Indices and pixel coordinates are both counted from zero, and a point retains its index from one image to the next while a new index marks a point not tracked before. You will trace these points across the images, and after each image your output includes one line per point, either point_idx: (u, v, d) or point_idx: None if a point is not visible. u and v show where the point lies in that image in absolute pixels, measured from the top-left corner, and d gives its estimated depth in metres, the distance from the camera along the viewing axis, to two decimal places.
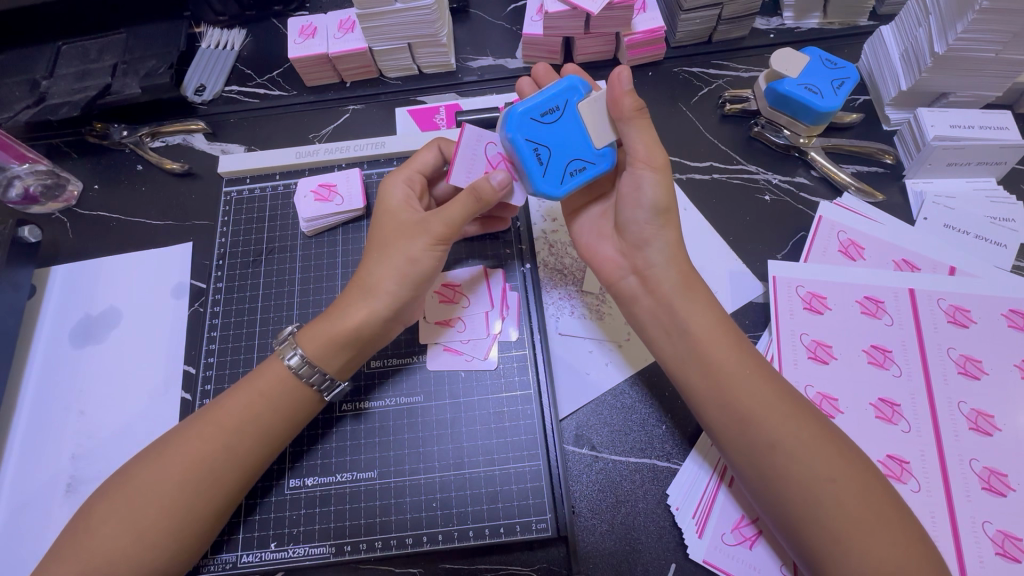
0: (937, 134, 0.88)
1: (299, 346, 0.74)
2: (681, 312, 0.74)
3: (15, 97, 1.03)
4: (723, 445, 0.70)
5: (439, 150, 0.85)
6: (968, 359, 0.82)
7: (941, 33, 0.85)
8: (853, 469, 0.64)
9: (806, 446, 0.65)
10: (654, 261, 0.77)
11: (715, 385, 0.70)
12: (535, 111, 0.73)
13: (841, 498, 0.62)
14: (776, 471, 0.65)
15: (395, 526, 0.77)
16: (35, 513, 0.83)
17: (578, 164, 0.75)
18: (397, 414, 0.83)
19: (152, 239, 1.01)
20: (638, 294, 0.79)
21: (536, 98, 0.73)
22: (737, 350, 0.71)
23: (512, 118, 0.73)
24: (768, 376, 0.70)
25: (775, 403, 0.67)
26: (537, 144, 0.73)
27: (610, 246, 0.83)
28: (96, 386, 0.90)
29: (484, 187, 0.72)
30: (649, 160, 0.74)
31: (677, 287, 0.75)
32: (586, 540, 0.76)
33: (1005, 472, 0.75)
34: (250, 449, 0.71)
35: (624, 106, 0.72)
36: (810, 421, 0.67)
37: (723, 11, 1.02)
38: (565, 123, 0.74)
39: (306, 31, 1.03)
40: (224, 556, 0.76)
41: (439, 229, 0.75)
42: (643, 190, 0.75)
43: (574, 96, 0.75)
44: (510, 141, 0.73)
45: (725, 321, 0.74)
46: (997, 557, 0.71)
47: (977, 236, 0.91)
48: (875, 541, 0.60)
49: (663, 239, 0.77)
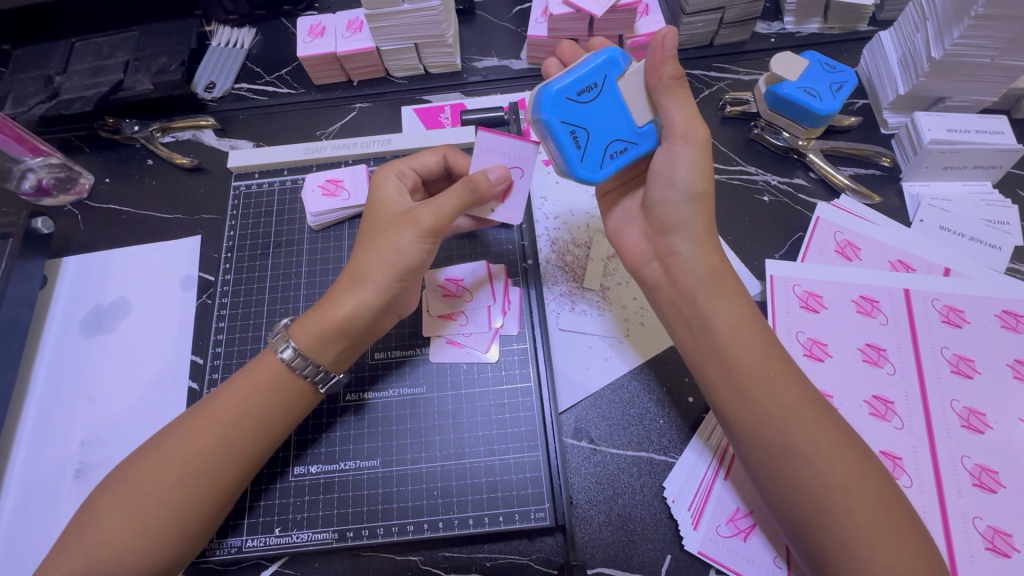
0: (933, 137, 0.90)
1: (291, 338, 0.76)
2: (706, 308, 0.74)
3: (29, 91, 1.05)
4: (739, 444, 0.70)
5: (444, 156, 0.85)
6: (961, 358, 0.83)
7: (938, 39, 0.87)
8: (866, 479, 0.64)
9: (822, 453, 0.65)
10: (677, 252, 0.77)
11: (734, 386, 0.70)
12: (571, 91, 0.69)
13: (851, 506, 0.63)
14: (789, 474, 0.66)
15: (397, 514, 0.79)
16: (46, 497, 0.85)
17: (620, 145, 0.73)
18: (399, 405, 0.85)
19: (161, 232, 1.03)
20: (660, 283, 0.80)
21: (570, 76, 0.69)
22: (761, 351, 0.71)
23: (546, 100, 0.69)
24: (791, 379, 0.70)
25: (795, 407, 0.68)
26: (573, 127, 0.70)
27: (634, 233, 0.83)
28: (106, 375, 0.92)
29: (481, 180, 0.72)
30: (686, 135, 0.72)
31: (704, 280, 0.75)
32: (584, 530, 0.78)
33: (995, 469, 0.76)
34: (248, 441, 0.73)
35: (663, 74, 0.69)
36: (829, 427, 0.67)
37: (725, 16, 1.04)
38: (602, 101, 0.71)
39: (315, 30, 1.06)
40: (230, 540, 0.78)
41: (426, 220, 0.74)
42: (677, 169, 0.73)
43: (612, 71, 0.71)
44: (546, 124, 0.70)
45: (753, 320, 0.73)
46: (986, 552, 0.72)
47: (972, 238, 0.92)
48: (883, 551, 0.61)
49: (688, 231, 0.76)
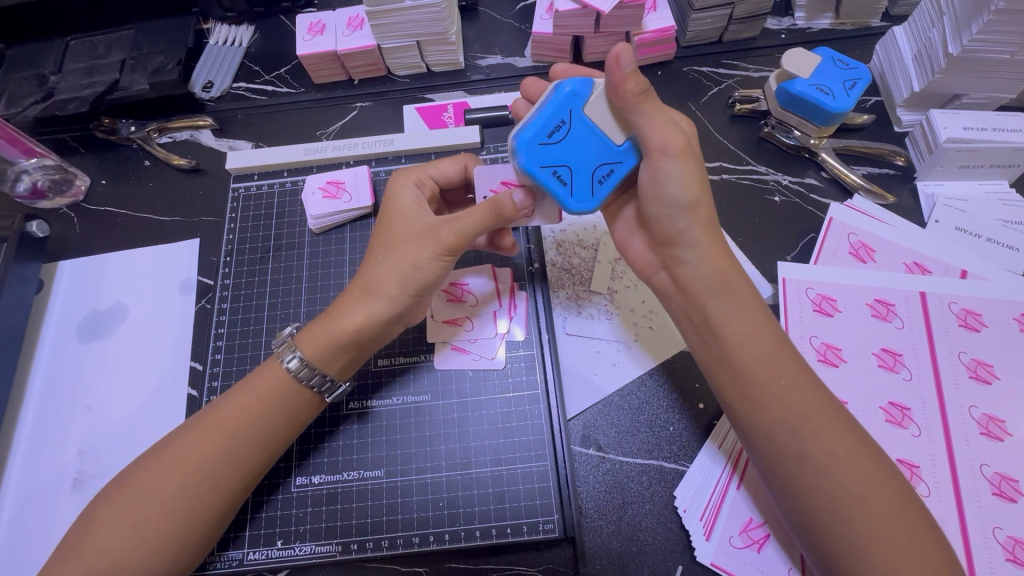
0: (949, 136, 0.87)
1: (297, 348, 0.73)
2: (715, 312, 0.71)
3: (23, 92, 1.03)
4: (752, 449, 0.69)
5: (465, 165, 0.83)
6: (979, 363, 0.81)
7: (955, 34, 0.84)
8: (886, 489, 0.62)
9: (839, 458, 0.63)
10: (684, 262, 0.73)
11: (745, 390, 0.68)
12: (541, 135, 0.69)
13: (868, 515, 0.61)
14: (804, 481, 0.63)
15: (401, 525, 0.77)
16: (43, 506, 0.83)
17: (606, 169, 0.71)
18: (403, 413, 0.83)
19: (159, 235, 1.01)
20: (671, 292, 0.77)
21: (536, 121, 0.69)
22: (776, 355, 0.68)
23: (518, 152, 0.69)
24: (805, 383, 0.67)
25: (810, 411, 0.65)
26: (553, 167, 0.70)
27: (640, 242, 0.81)
28: (104, 382, 0.90)
29: (506, 205, 0.71)
30: (663, 147, 0.68)
31: (711, 289, 0.71)
32: (593, 541, 0.76)
33: (1015, 478, 0.74)
34: (250, 451, 0.70)
35: (626, 92, 0.66)
36: (847, 433, 0.65)
37: (735, 11, 1.02)
38: (575, 135, 0.69)
39: (314, 28, 1.03)
40: (231, 553, 0.76)
41: (449, 238, 0.73)
42: (665, 181, 0.69)
43: (577, 103, 0.69)
44: (526, 171, 0.69)
45: (769, 324, 0.71)
46: (1006, 563, 0.71)
47: (989, 239, 0.90)
48: (905, 564, 0.58)
49: (692, 239, 0.72)
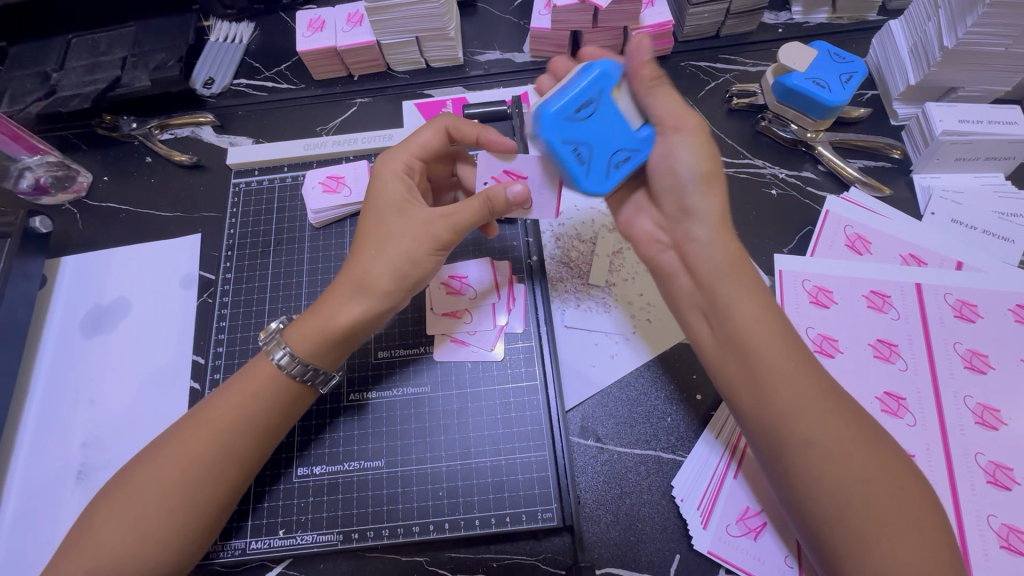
0: (945, 128, 0.88)
1: (288, 345, 0.74)
2: (723, 296, 0.70)
3: (26, 89, 1.04)
4: (756, 436, 0.69)
5: (447, 130, 0.81)
6: (974, 353, 0.82)
7: (950, 27, 0.84)
8: (889, 471, 0.63)
9: (841, 446, 0.63)
10: (694, 237, 0.73)
11: (751, 377, 0.68)
12: (568, 109, 0.67)
13: (869, 502, 0.61)
14: (806, 468, 0.64)
15: (401, 515, 0.78)
16: (47, 498, 0.84)
17: (623, 154, 0.72)
18: (403, 404, 0.84)
19: (161, 230, 1.01)
20: (676, 272, 0.77)
21: (565, 95, 0.67)
22: (783, 342, 0.68)
23: (543, 122, 0.67)
24: (810, 370, 0.67)
25: (814, 398, 0.65)
26: (575, 144, 0.69)
27: (648, 221, 0.81)
28: (107, 376, 0.91)
29: (502, 199, 0.72)
30: (678, 125, 0.71)
31: (720, 268, 0.71)
32: (591, 530, 0.77)
33: (1010, 466, 0.75)
34: (245, 444, 0.71)
35: (644, 76, 0.70)
36: (849, 420, 0.65)
37: (732, 6, 1.02)
38: (599, 116, 0.69)
39: (314, 25, 1.04)
40: (234, 542, 0.77)
41: (444, 234, 0.74)
42: (679, 156, 0.71)
43: (606, 85, 0.69)
44: (549, 145, 0.68)
45: (775, 310, 0.70)
46: (1001, 551, 0.71)
47: (985, 231, 0.90)
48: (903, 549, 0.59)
49: (704, 215, 0.72)
